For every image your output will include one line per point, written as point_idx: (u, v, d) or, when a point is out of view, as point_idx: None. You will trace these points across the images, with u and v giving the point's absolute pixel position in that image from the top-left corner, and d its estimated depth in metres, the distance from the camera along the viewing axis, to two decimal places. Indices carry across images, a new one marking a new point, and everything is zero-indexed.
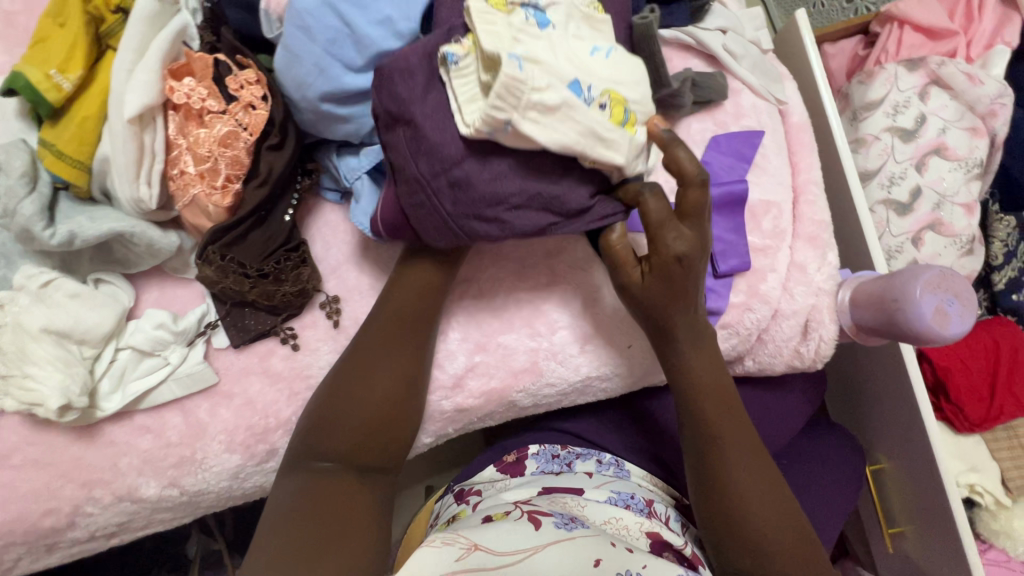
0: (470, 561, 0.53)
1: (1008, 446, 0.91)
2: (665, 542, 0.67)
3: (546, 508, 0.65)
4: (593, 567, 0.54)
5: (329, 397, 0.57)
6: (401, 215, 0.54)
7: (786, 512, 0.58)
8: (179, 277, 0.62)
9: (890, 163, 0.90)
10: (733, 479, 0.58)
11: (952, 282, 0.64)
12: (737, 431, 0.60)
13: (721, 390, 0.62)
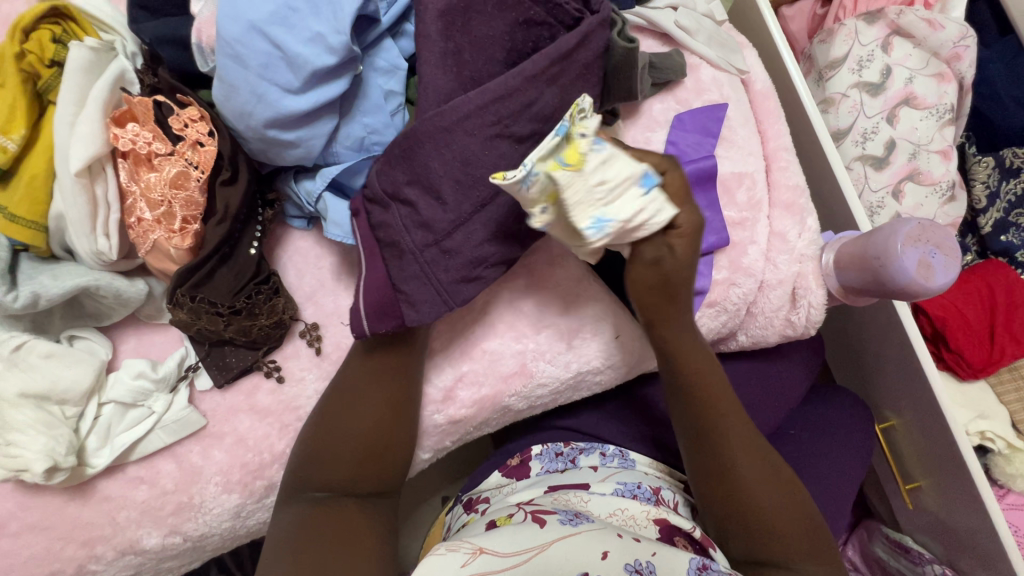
0: (476, 565, 0.53)
1: (1015, 387, 0.90)
2: (673, 527, 0.65)
3: (549, 506, 0.65)
4: (601, 560, 0.54)
5: (320, 427, 0.56)
6: (390, 289, 0.55)
7: (784, 489, 0.61)
8: (154, 323, 0.61)
9: (861, 118, 0.89)
10: (736, 469, 0.61)
11: (932, 233, 0.63)
12: (732, 419, 0.62)
13: (711, 379, 0.63)
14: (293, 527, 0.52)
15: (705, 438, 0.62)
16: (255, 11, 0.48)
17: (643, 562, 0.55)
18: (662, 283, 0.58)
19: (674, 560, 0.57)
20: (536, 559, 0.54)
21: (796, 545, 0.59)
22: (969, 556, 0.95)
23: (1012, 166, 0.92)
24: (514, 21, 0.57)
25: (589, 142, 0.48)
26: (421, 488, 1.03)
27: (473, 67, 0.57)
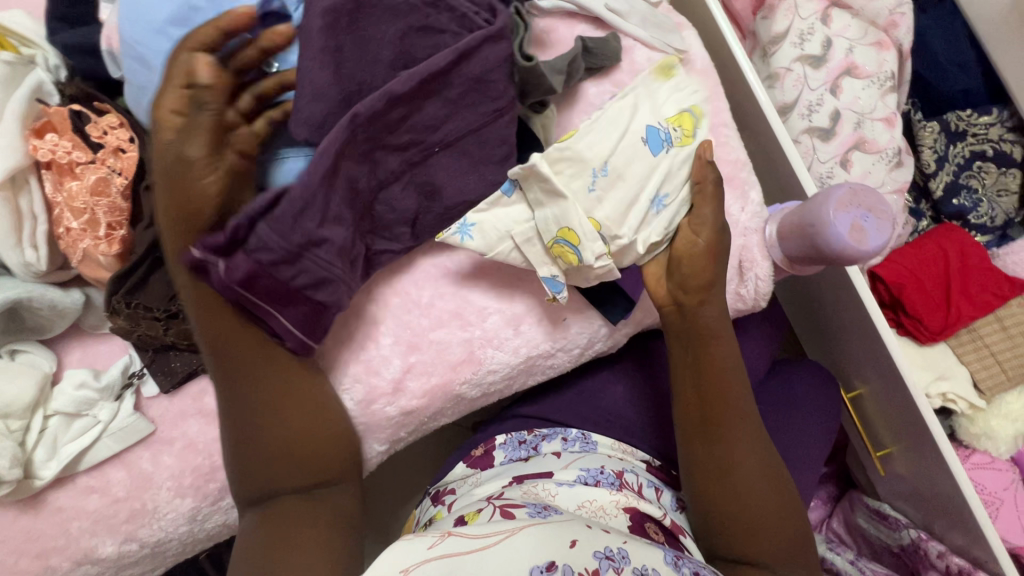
0: (442, 547, 0.52)
1: (974, 347, 0.91)
2: (644, 514, 0.67)
3: (518, 500, 0.64)
4: (570, 548, 0.53)
5: (234, 439, 0.56)
6: (319, 311, 0.56)
7: (780, 494, 0.64)
8: (98, 333, 0.62)
9: (806, 91, 0.90)
10: (733, 464, 0.63)
11: (863, 196, 0.64)
12: (744, 420, 0.65)
13: (726, 381, 0.65)
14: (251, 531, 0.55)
15: (711, 431, 0.65)
16: (158, 13, 0.50)
17: (614, 549, 0.55)
18: (710, 269, 0.66)
19: (650, 553, 0.56)
20: (505, 541, 0.53)
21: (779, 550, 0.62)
22: (941, 517, 0.97)
23: (957, 129, 0.93)
24: (411, 24, 0.59)
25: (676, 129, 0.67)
26: (396, 486, 1.03)
27: (365, 53, 0.58)
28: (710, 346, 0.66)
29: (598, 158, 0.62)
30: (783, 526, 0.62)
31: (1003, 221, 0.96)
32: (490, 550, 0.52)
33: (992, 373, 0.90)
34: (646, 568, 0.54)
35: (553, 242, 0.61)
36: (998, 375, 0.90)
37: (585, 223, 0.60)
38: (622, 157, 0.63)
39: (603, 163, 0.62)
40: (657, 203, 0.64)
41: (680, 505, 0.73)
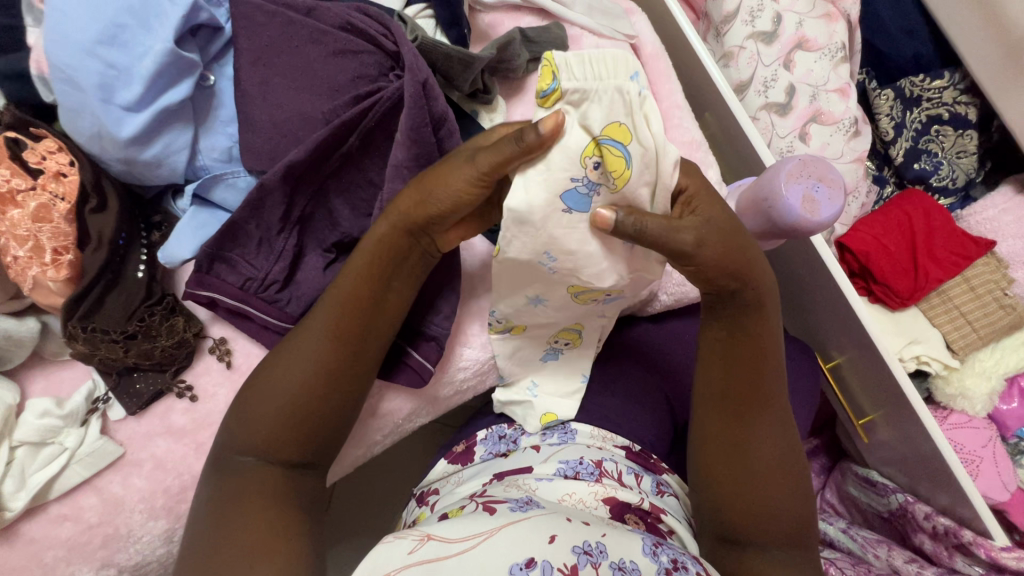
0: (422, 551, 0.49)
1: (944, 308, 0.93)
2: (624, 504, 0.64)
3: (501, 496, 0.60)
4: (547, 544, 0.50)
5: (253, 400, 0.56)
6: None
7: (794, 484, 0.61)
8: (60, 360, 0.61)
9: (760, 68, 0.91)
10: (752, 446, 0.61)
11: (814, 167, 0.65)
12: (769, 402, 0.62)
13: (758, 358, 0.61)
14: (208, 500, 0.54)
15: (739, 410, 0.62)
16: (81, 33, 0.49)
17: (592, 542, 0.51)
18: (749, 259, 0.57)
19: (628, 541, 0.53)
20: (485, 543, 0.50)
21: (783, 535, 0.60)
22: (926, 480, 0.97)
23: (912, 95, 0.93)
24: (329, 53, 0.58)
25: (594, 161, 0.48)
26: (388, 490, 1.03)
27: (304, 62, 0.58)
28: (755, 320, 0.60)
29: (544, 245, 0.53)
30: (789, 513, 0.60)
31: (965, 182, 0.97)
32: (470, 553, 0.49)
33: (963, 333, 0.92)
34: (625, 560, 0.51)
35: (563, 329, 0.71)
36: (970, 335, 0.91)
37: (560, 407, 0.74)
38: (570, 229, 0.52)
39: (547, 249, 0.53)
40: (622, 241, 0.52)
41: (661, 489, 0.70)
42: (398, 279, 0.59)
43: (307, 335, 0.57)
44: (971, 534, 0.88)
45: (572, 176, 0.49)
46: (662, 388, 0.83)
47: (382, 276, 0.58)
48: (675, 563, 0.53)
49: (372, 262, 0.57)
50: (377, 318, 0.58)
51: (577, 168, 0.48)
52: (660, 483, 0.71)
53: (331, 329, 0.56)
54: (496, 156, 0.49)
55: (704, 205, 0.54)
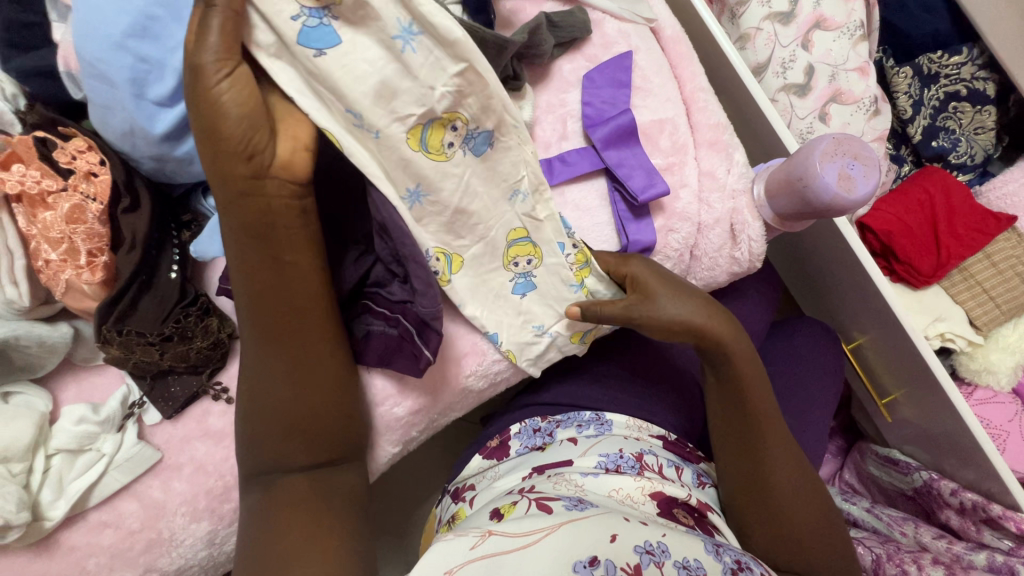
0: (486, 547, 0.49)
1: (966, 285, 0.93)
2: (671, 499, 0.63)
3: (553, 493, 0.60)
4: (610, 543, 0.50)
5: (249, 414, 0.55)
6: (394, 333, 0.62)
7: (800, 468, 0.64)
8: (91, 366, 0.60)
9: (778, 49, 0.90)
10: (754, 441, 0.63)
11: (849, 145, 0.64)
12: (764, 396, 0.65)
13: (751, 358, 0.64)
14: (254, 514, 0.55)
15: (748, 442, 0.64)
16: (108, 25, 0.46)
17: (653, 542, 0.51)
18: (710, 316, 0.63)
19: (690, 541, 0.54)
20: (549, 538, 0.49)
21: (802, 516, 0.62)
22: (951, 457, 0.98)
23: (929, 72, 0.93)
24: None
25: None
26: (413, 487, 1.02)
27: None
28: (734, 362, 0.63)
29: (338, 105, 0.50)
30: (802, 495, 0.63)
31: (983, 158, 0.97)
32: (533, 548, 0.48)
33: (987, 309, 0.92)
34: (689, 559, 0.51)
35: (508, 247, 0.64)
36: (993, 310, 0.92)
37: (572, 326, 0.68)
38: (345, 72, 0.49)
39: (347, 108, 0.50)
40: (402, 54, 0.49)
41: (702, 481, 0.70)
42: (285, 250, 0.52)
43: (248, 345, 0.54)
44: (1000, 508, 0.88)
45: (287, 15, 0.46)
46: (689, 375, 0.84)
47: (267, 255, 0.51)
48: (739, 564, 0.53)
49: (246, 240, 0.50)
50: (302, 304, 0.54)
51: (286, 5, 0.46)
52: (700, 474, 0.71)
53: (289, 332, 0.54)
54: (216, 28, 0.43)
55: (648, 280, 0.63)
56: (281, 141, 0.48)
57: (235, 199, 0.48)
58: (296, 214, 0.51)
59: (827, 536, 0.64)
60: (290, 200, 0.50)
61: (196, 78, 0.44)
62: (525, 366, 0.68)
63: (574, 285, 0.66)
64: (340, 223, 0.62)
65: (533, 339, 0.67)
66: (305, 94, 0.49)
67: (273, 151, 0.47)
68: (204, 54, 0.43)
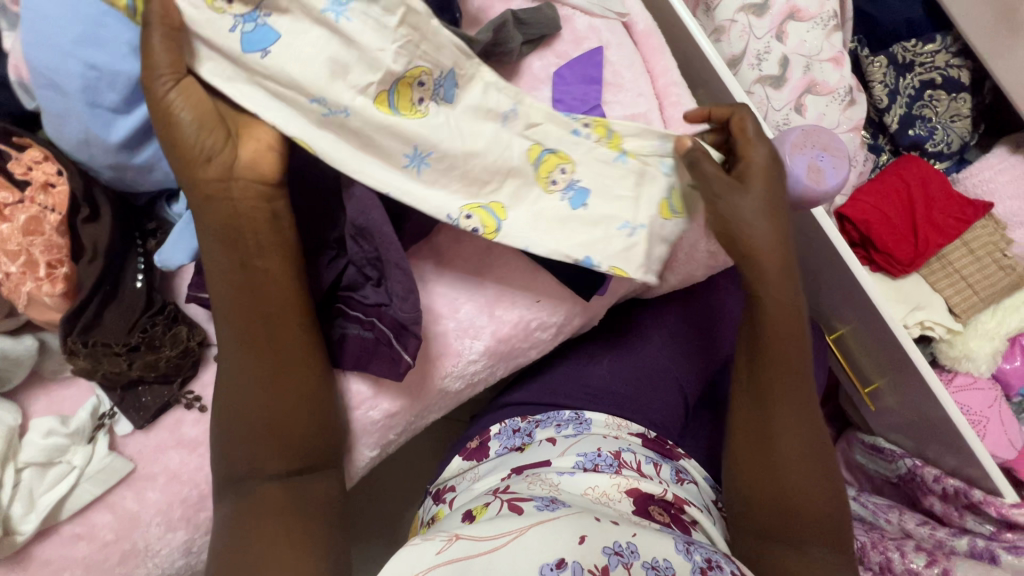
0: (452, 551, 0.49)
1: (944, 274, 0.93)
2: (647, 495, 0.64)
3: (525, 492, 0.60)
4: (578, 544, 0.50)
5: (223, 417, 0.55)
6: (368, 338, 0.61)
7: (817, 467, 0.61)
8: (61, 378, 0.60)
9: (752, 41, 0.90)
10: (775, 430, 0.61)
11: (818, 137, 0.64)
12: (794, 390, 0.61)
13: (796, 337, 0.60)
14: (227, 523, 0.54)
15: (767, 404, 0.61)
16: (60, 32, 0.46)
17: (623, 542, 0.51)
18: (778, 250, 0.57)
19: (661, 539, 0.54)
20: (516, 542, 0.49)
21: (808, 516, 0.60)
22: (934, 443, 0.98)
23: (904, 61, 0.94)
24: None
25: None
26: (400, 488, 1.02)
27: None
28: (771, 320, 0.59)
29: (301, 100, 0.50)
30: (808, 494, 0.60)
31: (960, 146, 0.97)
32: (500, 552, 0.49)
33: (965, 296, 0.92)
34: (658, 559, 0.51)
35: (537, 168, 0.57)
36: (971, 296, 0.92)
37: (651, 204, 0.58)
38: (296, 60, 0.48)
39: (310, 98, 0.49)
40: (337, 25, 0.48)
41: (681, 477, 0.71)
42: (255, 255, 0.51)
43: (225, 349, 0.54)
44: (981, 493, 0.89)
45: (225, 29, 0.47)
46: (673, 372, 0.83)
47: (237, 259, 0.51)
48: (709, 563, 0.53)
49: (217, 243, 0.50)
50: (270, 302, 0.52)
51: (221, 20, 0.47)
52: (679, 470, 0.72)
53: (255, 332, 0.53)
54: (157, 45, 0.45)
55: (760, 175, 0.57)
56: (244, 146, 0.49)
57: (202, 202, 0.49)
58: (265, 217, 0.51)
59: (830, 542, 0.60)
60: (257, 201, 0.50)
61: (148, 91, 0.46)
62: (640, 274, 0.57)
63: (619, 155, 0.58)
64: (318, 223, 0.60)
65: (629, 241, 0.58)
66: (270, 103, 0.50)
67: (233, 153, 0.48)
68: (151, 68, 0.45)
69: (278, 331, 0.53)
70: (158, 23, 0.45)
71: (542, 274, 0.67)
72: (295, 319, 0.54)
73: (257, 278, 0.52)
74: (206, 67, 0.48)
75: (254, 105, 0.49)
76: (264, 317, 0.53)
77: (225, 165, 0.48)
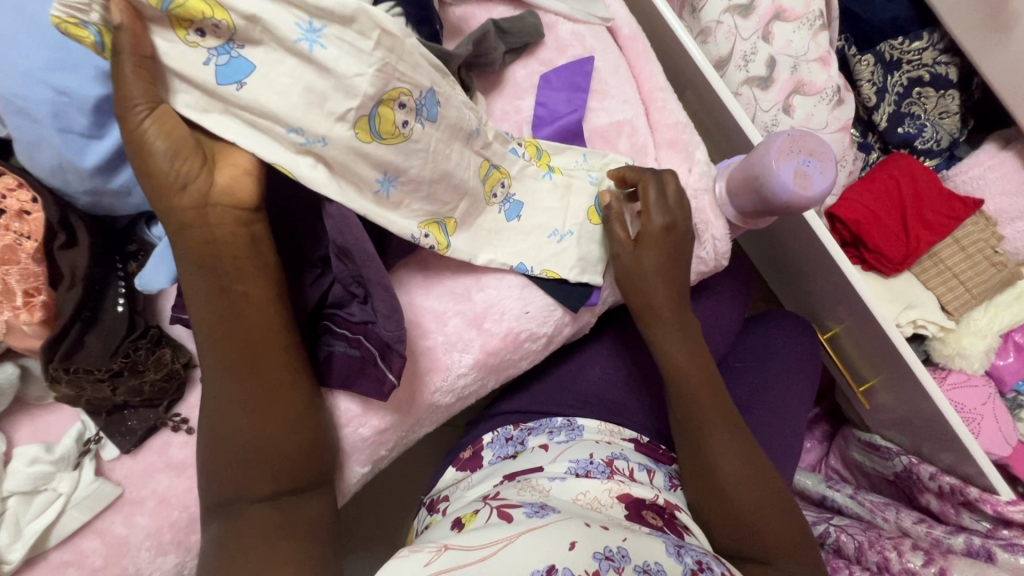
0: (441, 562, 0.48)
1: (936, 272, 0.93)
2: (639, 500, 0.63)
3: (516, 498, 0.59)
4: (569, 551, 0.49)
5: (212, 435, 0.54)
6: (354, 356, 0.61)
7: (762, 479, 0.63)
8: (46, 404, 0.59)
9: (739, 42, 0.89)
10: (710, 447, 0.64)
11: (803, 142, 0.64)
12: (717, 410, 0.66)
13: (702, 369, 0.68)
14: (216, 549, 0.52)
15: (690, 412, 0.66)
16: (28, 59, 0.45)
17: (614, 548, 0.51)
18: (672, 306, 0.67)
19: (650, 543, 0.53)
20: (505, 550, 0.49)
21: (767, 525, 0.61)
22: (929, 441, 0.98)
23: (892, 58, 0.93)
24: None
25: (194, 29, 0.44)
26: (397, 497, 1.02)
27: None
28: (676, 361, 0.67)
29: (279, 131, 0.49)
30: (758, 506, 0.61)
31: (949, 142, 0.97)
32: (492, 559, 0.48)
33: (957, 293, 0.92)
34: (649, 563, 0.51)
35: (484, 184, 0.63)
36: (964, 295, 0.92)
37: (581, 212, 0.68)
38: (272, 92, 0.47)
39: (286, 129, 0.49)
40: (312, 54, 0.46)
41: (674, 483, 0.70)
42: (234, 279, 0.51)
43: (210, 371, 0.53)
44: (977, 491, 0.89)
45: (199, 63, 0.45)
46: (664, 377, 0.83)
47: (216, 284, 0.50)
48: (699, 564, 0.53)
49: (196, 270, 0.50)
50: (252, 328, 0.52)
51: (195, 54, 0.45)
52: (672, 476, 0.71)
53: (220, 363, 0.52)
54: (129, 75, 0.43)
55: (654, 241, 0.66)
56: (220, 171, 0.48)
57: (178, 230, 0.48)
58: (244, 241, 0.50)
59: (791, 548, 0.61)
60: (235, 227, 0.49)
61: (122, 123, 0.45)
62: (572, 276, 0.67)
63: (548, 174, 0.68)
64: (299, 241, 0.60)
65: (558, 247, 0.67)
66: (249, 135, 0.49)
67: (209, 179, 0.48)
68: (124, 99, 0.44)
69: (254, 361, 0.53)
70: (129, 53, 0.43)
71: (532, 287, 0.67)
72: (277, 343, 0.54)
73: (229, 316, 0.51)
74: (182, 101, 0.47)
75: (233, 138, 0.49)
76: (241, 349, 0.52)
77: (201, 192, 0.47)
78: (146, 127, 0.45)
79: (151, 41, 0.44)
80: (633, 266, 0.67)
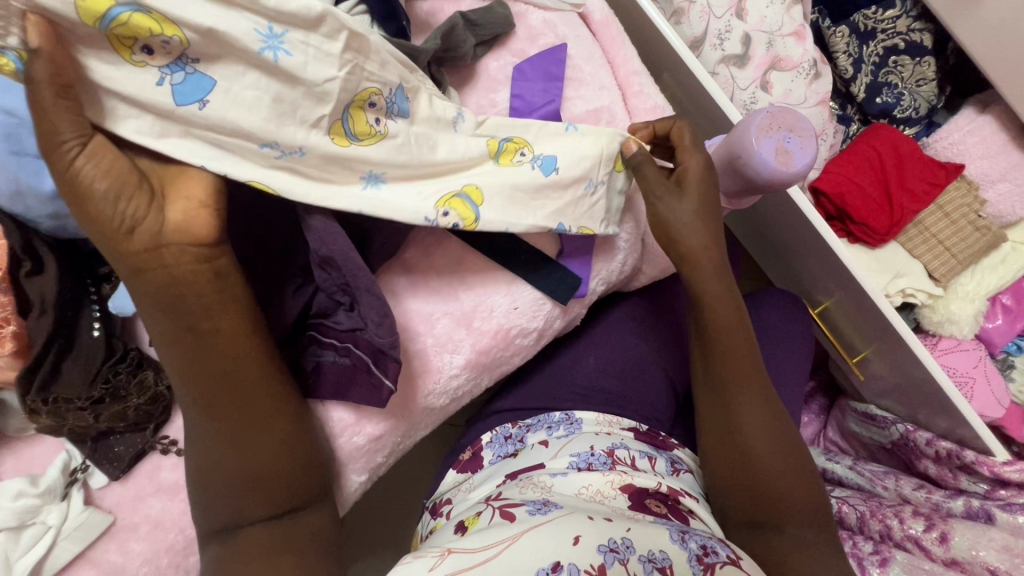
0: (445, 567, 0.47)
1: (922, 239, 0.93)
2: (642, 490, 0.62)
3: (518, 496, 0.58)
4: (573, 546, 0.49)
5: (197, 468, 0.53)
6: (346, 364, 0.60)
7: (785, 449, 0.62)
8: (29, 436, 0.58)
9: (712, 21, 0.88)
10: (737, 418, 0.63)
11: (782, 118, 0.63)
12: (748, 378, 0.64)
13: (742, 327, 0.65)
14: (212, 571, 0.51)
15: (722, 377, 0.64)
16: None
17: (618, 539, 0.50)
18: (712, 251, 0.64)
19: (654, 531, 0.53)
20: (508, 550, 0.48)
21: (784, 500, 0.61)
22: (923, 407, 0.99)
23: (866, 28, 0.93)
24: None
25: (139, 50, 0.42)
26: (399, 501, 1.01)
27: None
28: (715, 314, 0.64)
29: (251, 147, 0.48)
30: (780, 476, 0.61)
31: (928, 109, 0.96)
32: (495, 560, 0.48)
33: (944, 261, 0.93)
34: (654, 552, 0.50)
35: (497, 155, 0.59)
36: (950, 261, 0.93)
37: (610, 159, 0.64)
38: (238, 106, 0.46)
39: (260, 144, 0.48)
40: (278, 64, 0.45)
41: (676, 468, 0.70)
42: (201, 318, 0.49)
43: (187, 413, 0.52)
44: (972, 454, 0.90)
45: (151, 84, 0.44)
46: (659, 363, 0.82)
47: (182, 325, 0.49)
48: (705, 549, 0.53)
49: (158, 314, 0.49)
50: (226, 362, 0.51)
51: (146, 74, 0.43)
52: (674, 462, 0.71)
53: (203, 395, 0.51)
54: (51, 107, 0.41)
55: (698, 178, 0.63)
56: (171, 206, 0.47)
57: (134, 274, 0.47)
58: (206, 278, 0.49)
59: (810, 519, 0.61)
60: (194, 264, 0.48)
61: (53, 165, 0.43)
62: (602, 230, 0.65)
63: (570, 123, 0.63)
64: (275, 256, 0.58)
65: (592, 200, 0.63)
66: (216, 156, 0.48)
67: (158, 217, 0.46)
68: (52, 136, 0.42)
69: (236, 390, 0.52)
70: (49, 83, 0.41)
71: (519, 283, 0.66)
72: (258, 369, 0.52)
73: (205, 345, 0.50)
74: (132, 127, 0.45)
75: (199, 162, 0.47)
76: (221, 380, 0.51)
77: (151, 234, 0.46)
78: (82, 168, 0.43)
79: (83, 64, 0.42)
80: (679, 209, 0.63)
